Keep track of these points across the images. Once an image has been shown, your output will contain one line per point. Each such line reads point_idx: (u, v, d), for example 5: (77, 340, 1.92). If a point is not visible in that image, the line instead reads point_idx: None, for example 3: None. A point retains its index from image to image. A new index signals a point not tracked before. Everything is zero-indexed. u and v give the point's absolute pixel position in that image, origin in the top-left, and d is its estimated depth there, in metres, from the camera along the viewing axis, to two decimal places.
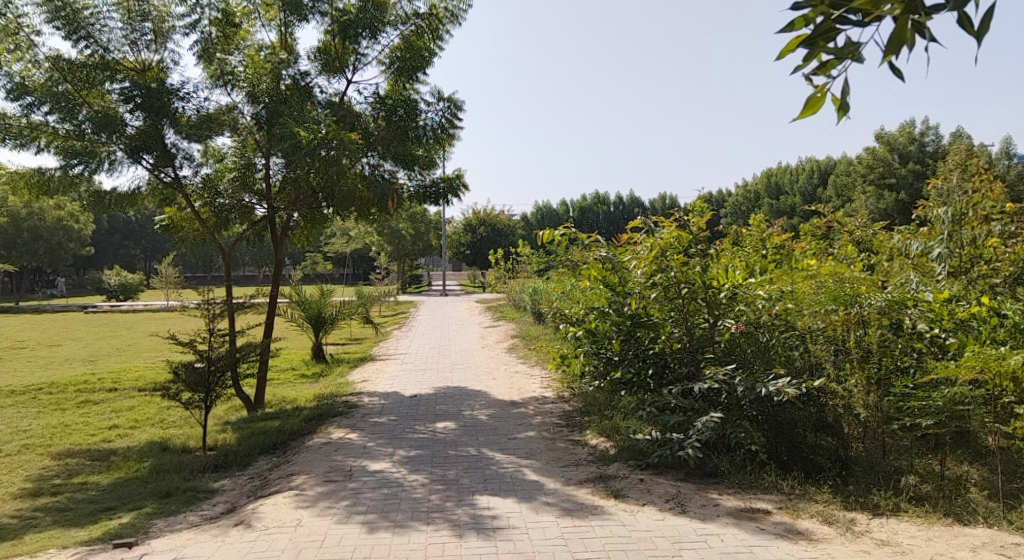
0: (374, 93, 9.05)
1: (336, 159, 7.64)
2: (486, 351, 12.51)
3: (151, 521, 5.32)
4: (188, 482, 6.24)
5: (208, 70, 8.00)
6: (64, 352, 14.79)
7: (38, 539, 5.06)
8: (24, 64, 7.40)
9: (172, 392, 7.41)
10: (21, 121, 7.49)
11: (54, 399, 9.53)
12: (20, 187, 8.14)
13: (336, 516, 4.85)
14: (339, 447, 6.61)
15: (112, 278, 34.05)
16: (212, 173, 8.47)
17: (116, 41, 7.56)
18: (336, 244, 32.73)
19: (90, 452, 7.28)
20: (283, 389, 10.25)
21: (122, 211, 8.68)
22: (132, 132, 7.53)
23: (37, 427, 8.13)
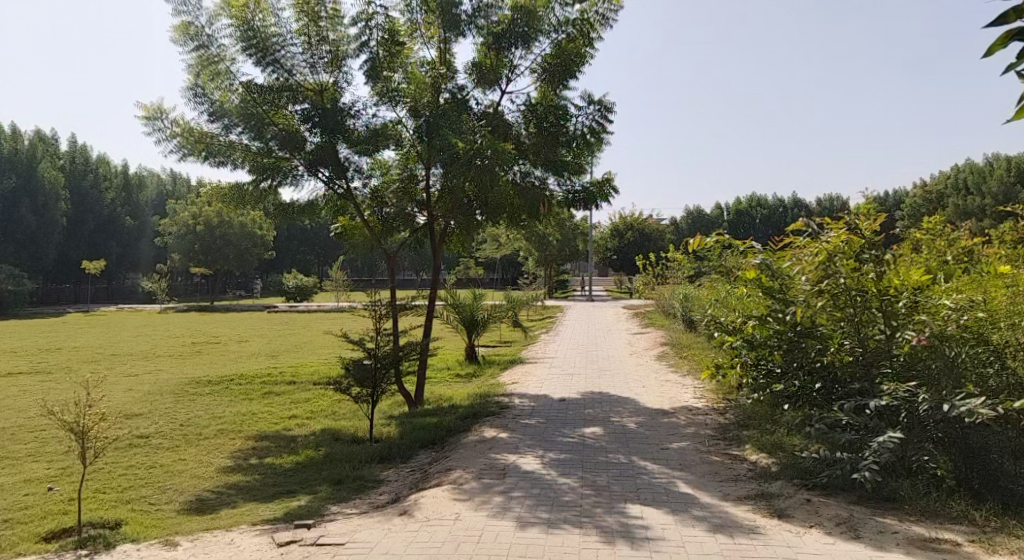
0: (526, 102, 9.21)
1: (491, 168, 7.95)
2: (635, 358, 12.37)
3: (325, 505, 5.76)
4: (357, 471, 6.70)
5: (375, 88, 8.53)
6: (252, 347, 16.38)
7: (232, 515, 5.63)
8: (222, 90, 8.26)
9: (343, 386, 7.99)
10: (220, 142, 8.38)
11: (243, 389, 10.60)
12: (220, 201, 9.14)
13: (491, 512, 5.00)
14: (493, 445, 6.82)
15: (291, 281, 37.34)
16: (379, 184, 9.04)
17: (298, 65, 8.28)
18: (487, 249, 33.84)
19: (272, 438, 8.02)
20: (439, 387, 10.74)
21: (302, 220, 9.53)
22: (311, 148, 8.29)
23: (230, 414, 9.09)
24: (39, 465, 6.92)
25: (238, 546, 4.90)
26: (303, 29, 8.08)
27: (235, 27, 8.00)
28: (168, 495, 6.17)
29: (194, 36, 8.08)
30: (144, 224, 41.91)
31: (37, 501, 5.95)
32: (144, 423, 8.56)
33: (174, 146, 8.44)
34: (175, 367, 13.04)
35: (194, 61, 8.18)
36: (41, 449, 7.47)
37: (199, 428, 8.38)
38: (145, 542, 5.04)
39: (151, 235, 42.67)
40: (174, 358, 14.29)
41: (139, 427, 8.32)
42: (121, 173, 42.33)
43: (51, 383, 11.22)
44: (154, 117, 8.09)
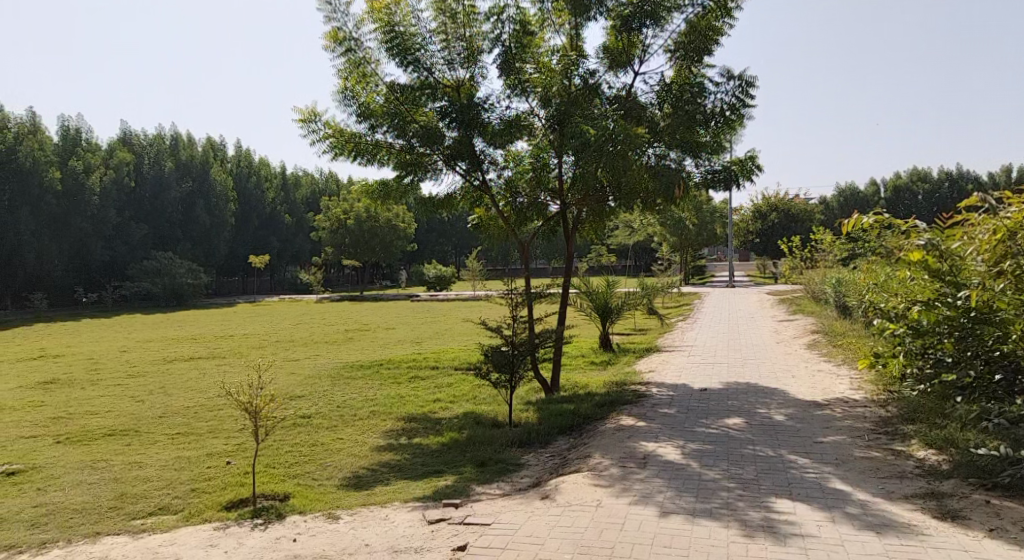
0: (660, 82, 8.99)
1: (623, 153, 7.83)
2: (782, 347, 11.78)
3: (470, 486, 5.98)
4: (499, 454, 6.89)
5: (508, 80, 8.61)
6: (397, 334, 17.24)
7: (386, 491, 5.99)
8: (369, 92, 8.72)
9: (483, 371, 8.24)
10: (367, 141, 8.85)
11: (391, 374, 11.22)
12: (367, 197, 9.69)
13: (632, 499, 4.98)
14: (632, 433, 6.76)
15: (431, 271, 38.85)
16: (513, 175, 9.16)
17: (437, 63, 8.58)
18: (621, 235, 33.48)
19: (419, 420, 8.43)
20: (575, 375, 10.80)
21: (441, 212, 9.88)
22: (449, 142, 8.59)
23: (380, 397, 9.65)
24: (218, 440, 7.69)
25: (392, 521, 5.21)
26: (441, 27, 8.35)
27: (379, 29, 8.37)
28: (328, 472, 6.66)
29: (342, 41, 8.55)
30: (300, 220, 45.15)
31: (219, 473, 6.62)
32: (305, 404, 9.27)
33: (327, 147, 9.02)
34: (329, 353, 13.99)
35: (343, 65, 8.67)
36: (219, 426, 8.30)
37: (353, 409, 8.96)
38: (311, 515, 5.47)
39: (307, 230, 45.89)
40: (328, 344, 15.35)
41: (301, 407, 9.03)
42: (279, 174, 45.87)
43: (226, 366, 12.42)
44: (309, 120, 8.68)
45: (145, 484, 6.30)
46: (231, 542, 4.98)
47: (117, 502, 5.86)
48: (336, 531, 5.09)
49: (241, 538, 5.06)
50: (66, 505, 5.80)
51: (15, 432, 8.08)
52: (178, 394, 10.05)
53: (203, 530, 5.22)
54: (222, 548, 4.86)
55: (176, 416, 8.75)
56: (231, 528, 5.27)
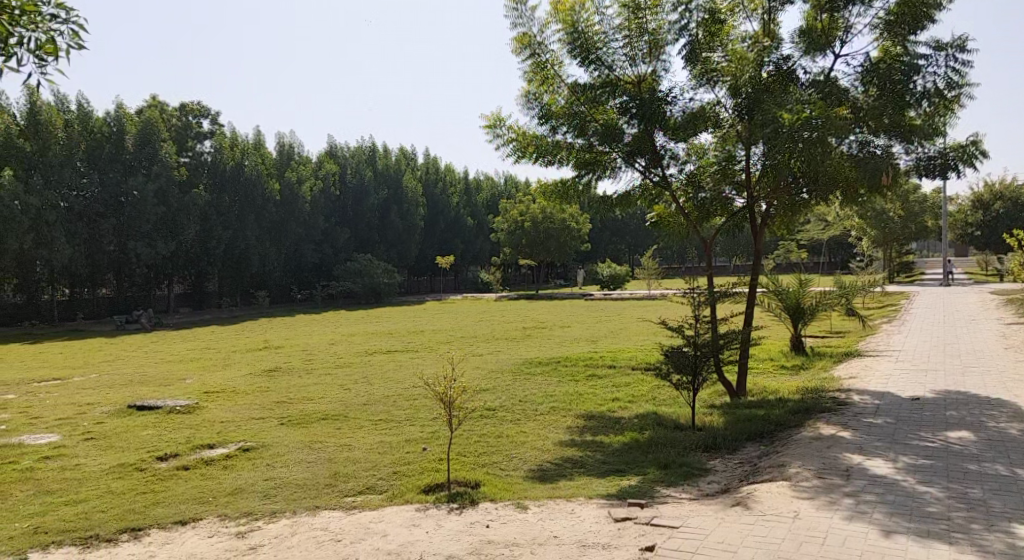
0: (864, 63, 8.27)
1: (820, 140, 7.33)
2: (1012, 354, 10.34)
3: (656, 488, 5.91)
4: (684, 457, 6.73)
5: (694, 70, 8.33)
6: (574, 333, 17.41)
7: (570, 486, 6.08)
8: (550, 93, 8.90)
9: (664, 372, 8.07)
10: (547, 142, 9.04)
11: (570, 371, 11.37)
12: (546, 197, 9.86)
13: (837, 514, 4.64)
14: (832, 443, 6.29)
15: (606, 270, 38.76)
16: (695, 169, 8.90)
17: (619, 60, 8.54)
18: (812, 229, 31.21)
19: (600, 418, 8.46)
20: (763, 379, 10.26)
21: (620, 210, 9.82)
22: (629, 139, 8.54)
23: (560, 393, 9.83)
24: (414, 428, 8.26)
25: (579, 516, 5.28)
26: (624, 23, 8.30)
27: (563, 31, 8.52)
28: (514, 463, 6.88)
29: (529, 45, 8.79)
30: (481, 222, 47.16)
31: (416, 458, 7.11)
32: (490, 397, 9.68)
33: (509, 150, 9.33)
34: (511, 349, 14.46)
35: (529, 68, 8.89)
36: (414, 415, 8.90)
37: (534, 405, 9.20)
38: (501, 503, 5.71)
39: (487, 232, 47.73)
40: (509, 341, 15.88)
41: (486, 400, 9.43)
42: (462, 179, 48.15)
43: (417, 359, 13.29)
44: (495, 126, 9.04)
45: (354, 465, 6.93)
46: (431, 523, 5.32)
47: (331, 480, 6.50)
48: (525, 521, 5.26)
49: (440, 520, 5.39)
50: (290, 479, 6.54)
51: (247, 413, 9.23)
52: (378, 384, 10.92)
53: (405, 510, 5.63)
54: (424, 529, 5.22)
55: (377, 405, 9.52)
56: (430, 510, 5.63)
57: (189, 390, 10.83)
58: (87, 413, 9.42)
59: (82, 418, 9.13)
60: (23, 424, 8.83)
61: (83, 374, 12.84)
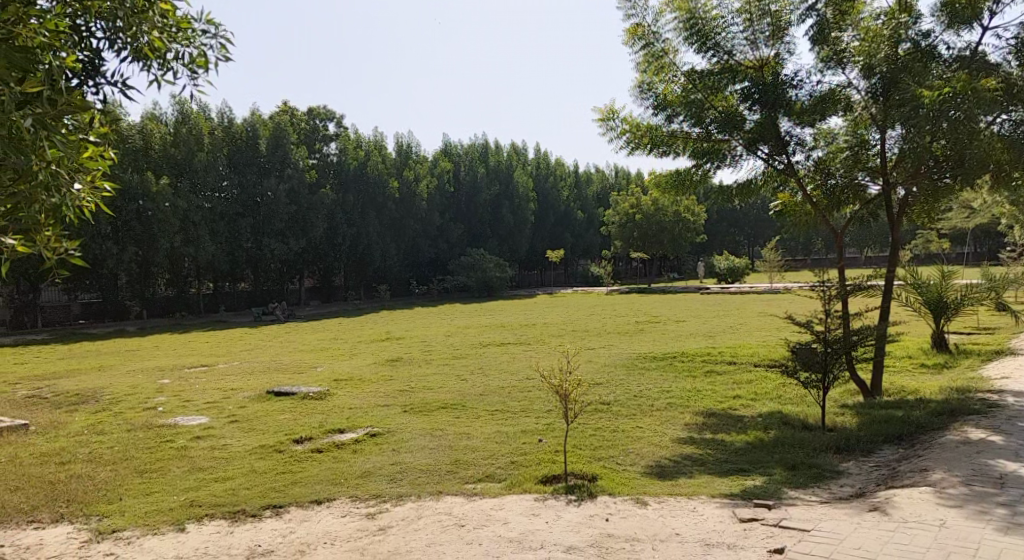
0: (1017, 34, 7.55)
1: (969, 119, 6.75)
2: None
3: (782, 489, 5.68)
4: (813, 458, 6.42)
5: (821, 52, 7.94)
6: (691, 327, 16.98)
7: (691, 484, 5.96)
8: (666, 83, 8.71)
9: (790, 369, 7.72)
10: (663, 132, 8.85)
11: (687, 367, 11.12)
12: (662, 188, 9.64)
13: (989, 524, 4.29)
14: (982, 448, 5.81)
15: (723, 263, 37.57)
16: (824, 156, 8.43)
17: (739, 44, 8.23)
18: (953, 217, 28.76)
19: (720, 416, 8.22)
20: (901, 377, 9.60)
21: (742, 200, 9.44)
22: (751, 126, 8.19)
23: (677, 389, 9.62)
24: (530, 419, 8.36)
25: (702, 514, 5.17)
26: (744, 7, 8.00)
27: (679, 18, 8.32)
28: (632, 458, 6.82)
29: (643, 35, 8.65)
30: (591, 216, 46.93)
31: (533, 449, 7.19)
32: (605, 391, 9.63)
33: (623, 143, 9.22)
34: (625, 343, 14.31)
35: (643, 58, 8.75)
36: (529, 407, 9.00)
37: (651, 400, 9.06)
38: (621, 498, 5.68)
39: (598, 225, 47.45)
40: (622, 335, 15.72)
41: (601, 394, 9.39)
42: (572, 172, 48.08)
43: (532, 352, 13.43)
44: (608, 118, 8.96)
45: (473, 453, 7.11)
46: (551, 514, 5.38)
47: (452, 466, 6.70)
48: (646, 517, 5.21)
49: (560, 511, 5.44)
50: (414, 465, 6.81)
51: (372, 400, 9.68)
52: (493, 375, 11.14)
53: (525, 500, 5.72)
54: (544, 519, 5.28)
55: (493, 396, 9.70)
56: (549, 501, 5.69)
57: (320, 378, 11.50)
58: (232, 397, 10.21)
59: (227, 401, 9.90)
60: (178, 406, 9.69)
61: (226, 362, 13.93)
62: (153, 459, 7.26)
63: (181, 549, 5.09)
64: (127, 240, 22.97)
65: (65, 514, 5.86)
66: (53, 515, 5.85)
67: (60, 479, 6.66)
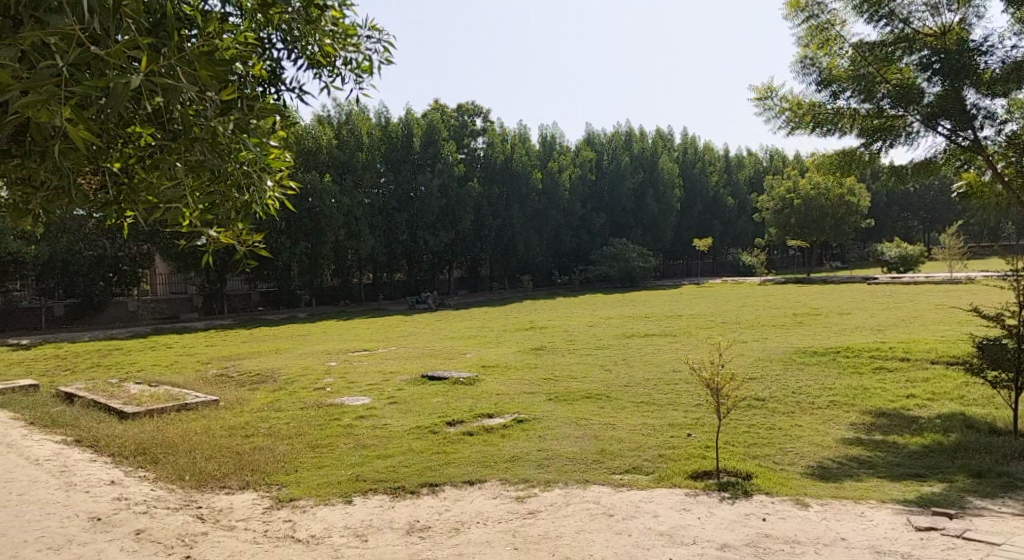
0: None
1: None
2: None
3: (965, 498, 5.17)
4: (1004, 466, 5.78)
5: (1017, 14, 7.07)
6: (856, 320, 15.82)
7: (858, 488, 5.56)
8: (832, 57, 8.18)
9: (975, 367, 6.98)
10: (827, 110, 8.31)
11: (851, 363, 10.37)
12: (825, 170, 9.04)
13: None
14: None
15: (893, 251, 34.60)
16: (1019, 129, 7.47)
17: (917, 11, 7.52)
18: None
19: (891, 417, 7.59)
20: None
21: (919, 181, 8.62)
22: (930, 100, 7.39)
23: (841, 386, 9.01)
24: (679, 413, 8.18)
25: (872, 520, 4.82)
26: None
27: None
28: (790, 458, 6.47)
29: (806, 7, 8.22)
30: (742, 202, 44.92)
31: (682, 443, 7.03)
32: (760, 386, 9.21)
33: (783, 122, 8.77)
34: (781, 336, 13.61)
35: (807, 32, 8.30)
36: (678, 400, 8.81)
37: (811, 397, 8.56)
38: (778, 497, 5.42)
39: (750, 212, 45.43)
40: (778, 328, 14.92)
41: (755, 390, 9.00)
42: (722, 157, 46.27)
43: (679, 344, 13.12)
44: (766, 97, 8.51)
45: (620, 444, 7.07)
46: (703, 510, 5.24)
47: (599, 456, 6.71)
48: (807, 519, 4.94)
49: (712, 507, 5.29)
50: (561, 452, 6.89)
51: (520, 387, 9.90)
52: (640, 367, 11.01)
53: (675, 494, 5.62)
54: (696, 514, 5.15)
55: (640, 387, 9.59)
56: (701, 496, 5.54)
57: (470, 364, 11.93)
58: (390, 380, 10.86)
59: (386, 384, 10.53)
60: (343, 387, 10.44)
61: (384, 347, 14.81)
62: (324, 435, 7.89)
63: (349, 520, 5.49)
64: (298, 235, 25.00)
65: (250, 482, 6.50)
66: (241, 482, 6.52)
67: (245, 450, 7.40)
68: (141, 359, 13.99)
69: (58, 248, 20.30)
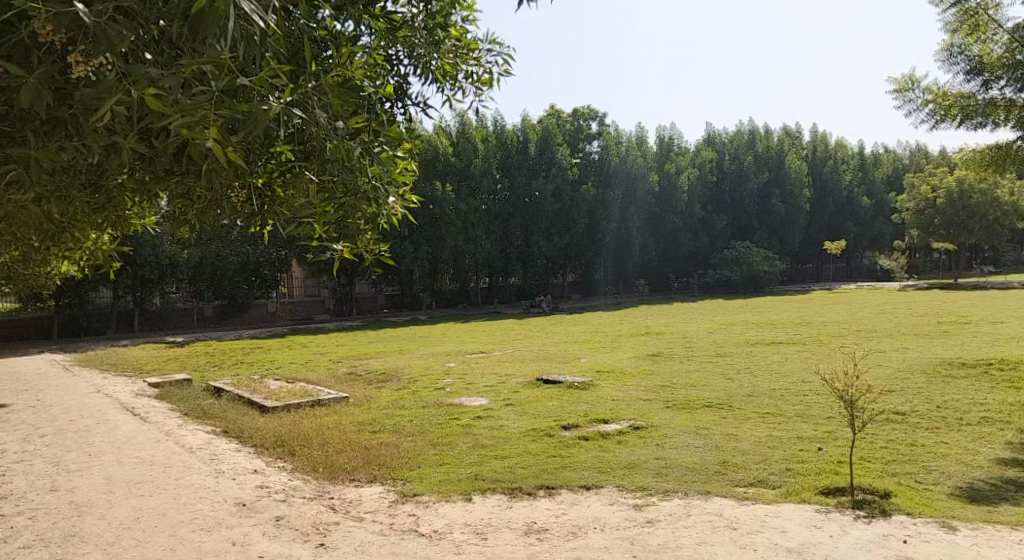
0: None
1: None
2: None
3: None
4: None
5: None
6: (1011, 330, 14.42)
7: (1016, 514, 5.07)
8: (982, 43, 7.46)
9: None
10: (977, 100, 7.64)
11: (1006, 376, 9.47)
12: (973, 166, 8.31)
13: None
14: None
15: None
16: None
17: None
18: None
19: None
20: None
21: None
22: None
23: (994, 401, 8.24)
24: (807, 425, 7.78)
25: None
26: None
27: None
28: (935, 477, 5.99)
29: None
30: (879, 202, 42.10)
31: (811, 457, 6.68)
32: (899, 399, 8.59)
33: (926, 114, 8.10)
34: (923, 346, 12.63)
35: (954, 16, 7.49)
36: (807, 411, 8.38)
37: (958, 412, 7.89)
38: (922, 519, 5.03)
39: (887, 212, 42.58)
40: (920, 337, 13.85)
41: (894, 403, 8.40)
42: (856, 155, 43.61)
43: (808, 352, 12.48)
44: (906, 89, 7.94)
45: (743, 455, 6.82)
46: (836, 528, 4.96)
47: (721, 467, 6.50)
48: (954, 544, 4.57)
49: (846, 526, 4.99)
50: (681, 461, 6.74)
51: (637, 394, 9.78)
52: (764, 376, 10.57)
53: (805, 510, 5.35)
54: (827, 532, 4.89)
55: (764, 397, 9.21)
56: (833, 514, 5.25)
57: (586, 368, 11.92)
58: (507, 382, 11.04)
59: (503, 386, 10.72)
60: (461, 388, 10.74)
61: (501, 349, 15.09)
62: (444, 434, 8.14)
63: (469, 518, 5.64)
64: (420, 241, 25.82)
65: (377, 475, 6.83)
66: (369, 475, 6.86)
67: (372, 445, 7.77)
68: (279, 357, 15.01)
69: (207, 253, 22.12)
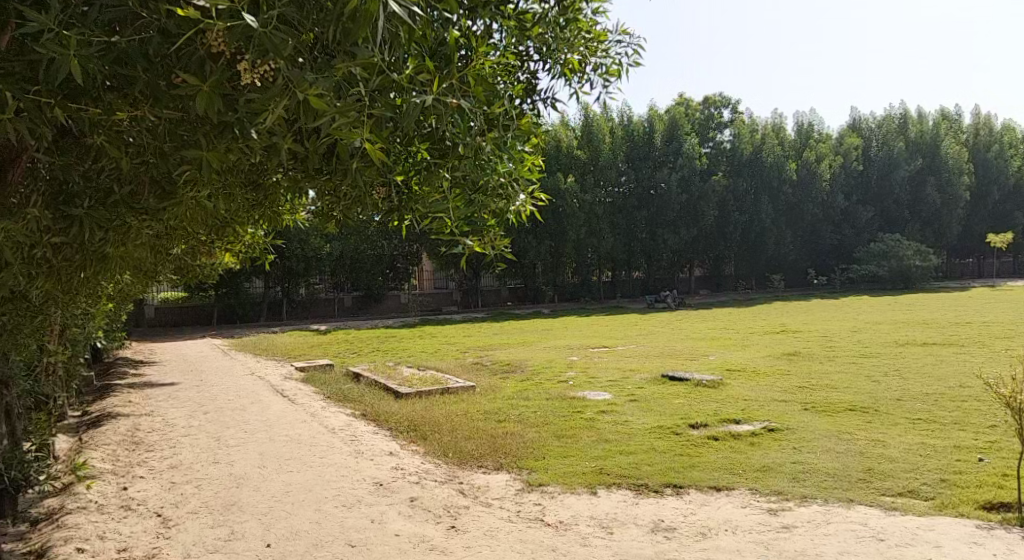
0: None
1: None
2: None
3: None
4: None
5: None
6: None
7: None
8: None
9: None
10: None
11: None
12: None
13: None
14: None
15: None
16: None
17: None
18: None
19: None
20: None
21: None
22: None
23: None
24: (966, 434, 7.13)
25: None
26: None
27: None
28: None
29: None
30: None
31: (970, 468, 6.12)
32: None
33: None
34: None
35: None
36: (965, 418, 7.69)
37: None
38: None
39: None
40: None
41: None
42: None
43: (967, 355, 11.41)
44: None
45: (891, 463, 6.36)
46: (1000, 547, 4.53)
47: (866, 475, 6.10)
48: None
49: (1012, 545, 4.55)
50: (820, 467, 6.39)
51: (769, 394, 9.36)
52: (915, 379, 9.79)
53: (963, 525, 4.92)
54: (991, 550, 4.47)
55: (915, 402, 8.53)
56: (997, 531, 4.80)
57: (714, 366, 11.56)
58: (632, 377, 10.91)
59: (627, 381, 10.61)
60: (585, 381, 10.74)
61: (624, 344, 14.93)
62: (568, 426, 8.19)
63: (594, 511, 5.65)
64: (543, 235, 26.38)
65: (504, 463, 6.98)
66: (496, 463, 7.03)
67: (499, 434, 7.95)
68: (411, 346, 15.66)
69: (347, 248, 23.47)
